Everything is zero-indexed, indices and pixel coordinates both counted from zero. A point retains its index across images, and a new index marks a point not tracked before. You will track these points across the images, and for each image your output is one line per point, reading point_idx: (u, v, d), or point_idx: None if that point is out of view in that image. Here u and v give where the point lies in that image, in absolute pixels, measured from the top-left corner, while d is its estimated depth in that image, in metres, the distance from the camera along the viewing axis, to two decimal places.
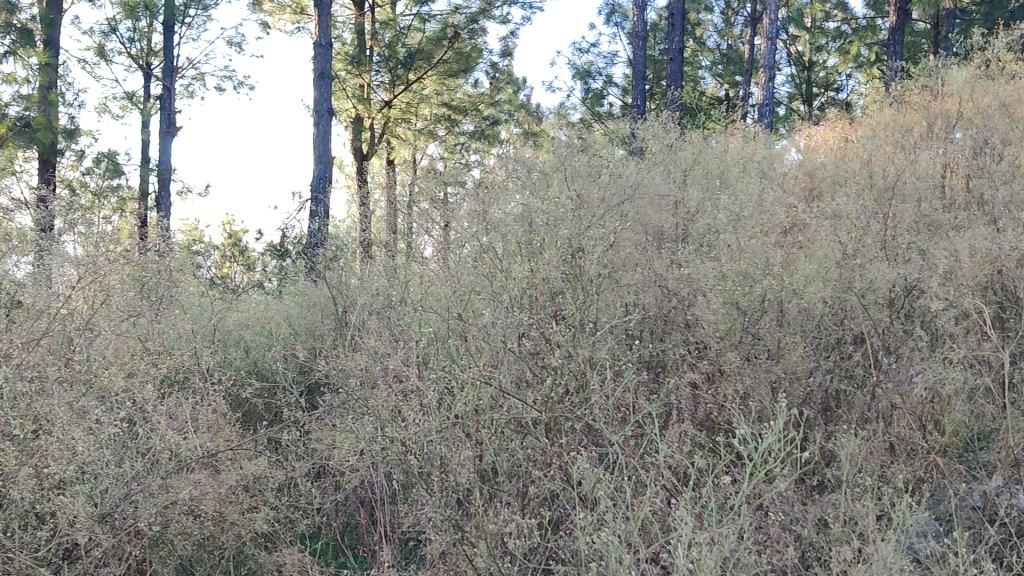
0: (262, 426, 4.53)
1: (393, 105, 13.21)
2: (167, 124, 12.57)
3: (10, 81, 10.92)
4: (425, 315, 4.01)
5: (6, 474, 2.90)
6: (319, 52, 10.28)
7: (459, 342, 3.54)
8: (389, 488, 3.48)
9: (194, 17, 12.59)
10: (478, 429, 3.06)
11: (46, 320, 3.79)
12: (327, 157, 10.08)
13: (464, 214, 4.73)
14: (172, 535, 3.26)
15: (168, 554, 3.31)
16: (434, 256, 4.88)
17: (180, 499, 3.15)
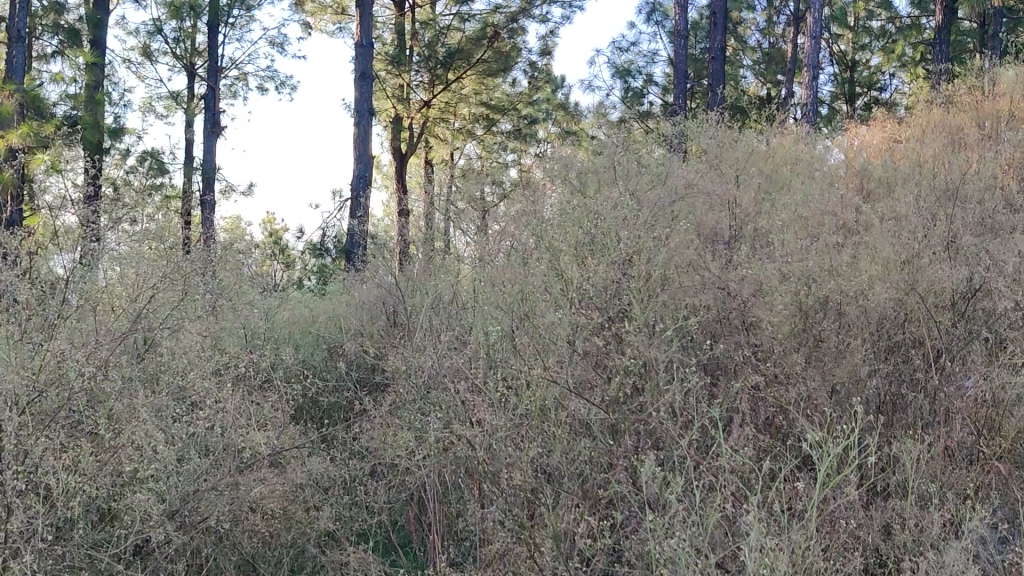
0: (314, 425, 4.59)
1: (432, 106, 13.22)
2: (211, 123, 12.70)
3: (58, 81, 11.12)
4: (481, 315, 4.03)
5: (83, 470, 2.95)
6: (361, 53, 10.32)
7: (517, 341, 3.54)
8: (442, 488, 3.49)
9: (238, 17, 12.71)
10: (541, 429, 3.07)
11: (107, 317, 3.86)
12: (368, 157, 10.14)
13: (512, 216, 4.75)
14: (239, 534, 3.31)
15: (233, 554, 3.34)
16: (479, 256, 4.90)
17: (249, 496, 3.20)
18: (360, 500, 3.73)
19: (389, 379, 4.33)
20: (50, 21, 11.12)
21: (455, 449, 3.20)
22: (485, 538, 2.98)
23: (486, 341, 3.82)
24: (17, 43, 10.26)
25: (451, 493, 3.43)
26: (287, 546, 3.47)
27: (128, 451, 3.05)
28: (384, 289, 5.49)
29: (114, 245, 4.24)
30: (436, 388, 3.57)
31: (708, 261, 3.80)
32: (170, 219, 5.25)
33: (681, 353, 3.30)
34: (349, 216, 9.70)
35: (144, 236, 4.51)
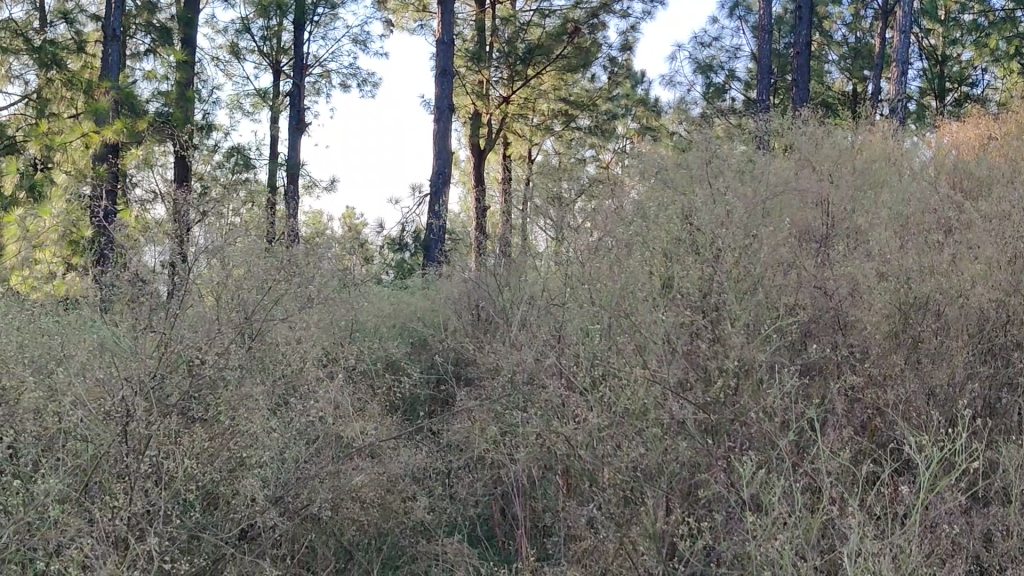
0: (400, 418, 4.66)
1: (511, 101, 13.37)
2: (296, 120, 12.93)
3: (151, 78, 11.44)
4: (570, 313, 4.06)
5: (195, 455, 3.03)
6: (442, 49, 10.39)
7: (610, 339, 3.55)
8: (530, 484, 3.52)
9: (322, 15, 12.91)
10: (637, 427, 3.09)
11: (204, 308, 3.97)
12: (447, 153, 10.19)
13: (597, 212, 4.76)
14: (340, 521, 3.36)
15: (333, 541, 3.39)
16: (562, 253, 4.92)
17: (349, 484, 3.27)
18: (449, 494, 3.77)
19: (487, 372, 4.38)
20: (143, 20, 11.37)
21: (553, 444, 3.24)
22: (581, 533, 3.01)
23: (576, 339, 3.85)
24: (113, 42, 10.63)
25: (540, 489, 3.46)
26: (383, 535, 3.52)
27: (240, 436, 3.16)
28: (471, 283, 5.54)
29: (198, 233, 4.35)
30: (539, 384, 3.65)
31: (804, 263, 3.75)
32: (255, 212, 5.36)
33: (778, 353, 3.27)
34: (429, 213, 9.84)
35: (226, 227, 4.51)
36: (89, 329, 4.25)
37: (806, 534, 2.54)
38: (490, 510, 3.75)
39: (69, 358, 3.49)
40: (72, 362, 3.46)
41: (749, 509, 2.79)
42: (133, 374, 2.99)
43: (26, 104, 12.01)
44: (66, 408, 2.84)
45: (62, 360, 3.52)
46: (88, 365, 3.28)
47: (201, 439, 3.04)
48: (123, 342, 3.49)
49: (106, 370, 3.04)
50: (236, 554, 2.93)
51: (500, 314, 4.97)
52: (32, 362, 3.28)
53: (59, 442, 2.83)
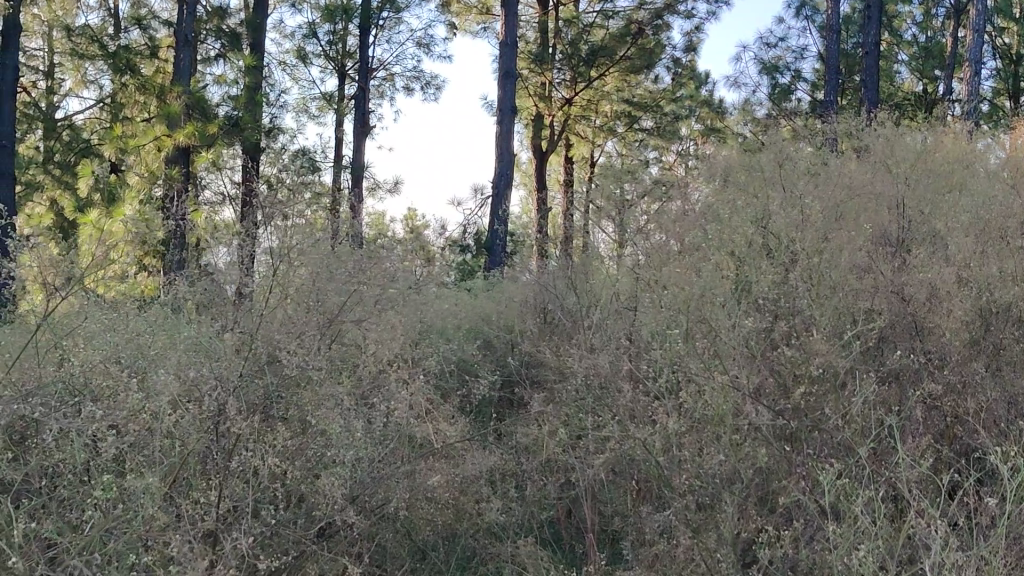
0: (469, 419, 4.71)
1: (574, 103, 13.42)
2: (361, 123, 13.08)
3: (221, 82, 11.67)
4: (642, 317, 4.07)
5: (278, 454, 3.10)
6: (506, 51, 10.41)
7: (682, 341, 3.54)
8: (601, 488, 3.52)
9: (388, 19, 13.04)
10: (714, 432, 3.09)
11: (281, 309, 4.05)
12: (510, 155, 10.21)
13: (664, 213, 4.76)
14: (414, 520, 3.43)
15: (408, 541, 3.43)
16: (629, 256, 4.93)
17: (424, 485, 3.31)
18: (520, 496, 3.79)
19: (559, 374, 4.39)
20: (214, 25, 11.60)
21: (627, 447, 3.25)
22: (657, 536, 3.03)
23: (649, 343, 3.86)
24: (185, 47, 10.89)
25: (612, 493, 3.46)
26: (457, 535, 3.55)
27: (320, 435, 3.23)
28: (537, 285, 5.57)
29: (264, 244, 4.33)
30: (611, 387, 3.66)
31: (881, 270, 3.71)
32: (323, 214, 5.45)
33: (854, 359, 3.25)
34: (492, 214, 9.89)
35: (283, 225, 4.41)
36: (169, 327, 4.37)
37: (886, 544, 2.52)
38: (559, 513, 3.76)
39: (153, 356, 3.59)
40: (155, 360, 3.56)
41: (829, 519, 2.78)
42: (219, 374, 3.07)
43: (102, 108, 12.36)
44: (159, 406, 2.92)
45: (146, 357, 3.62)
46: (172, 361, 3.38)
47: (284, 438, 3.11)
48: (203, 342, 3.57)
49: (193, 368, 3.12)
50: (315, 551, 2.98)
51: (567, 317, 4.99)
52: (120, 358, 3.38)
53: (151, 438, 2.91)
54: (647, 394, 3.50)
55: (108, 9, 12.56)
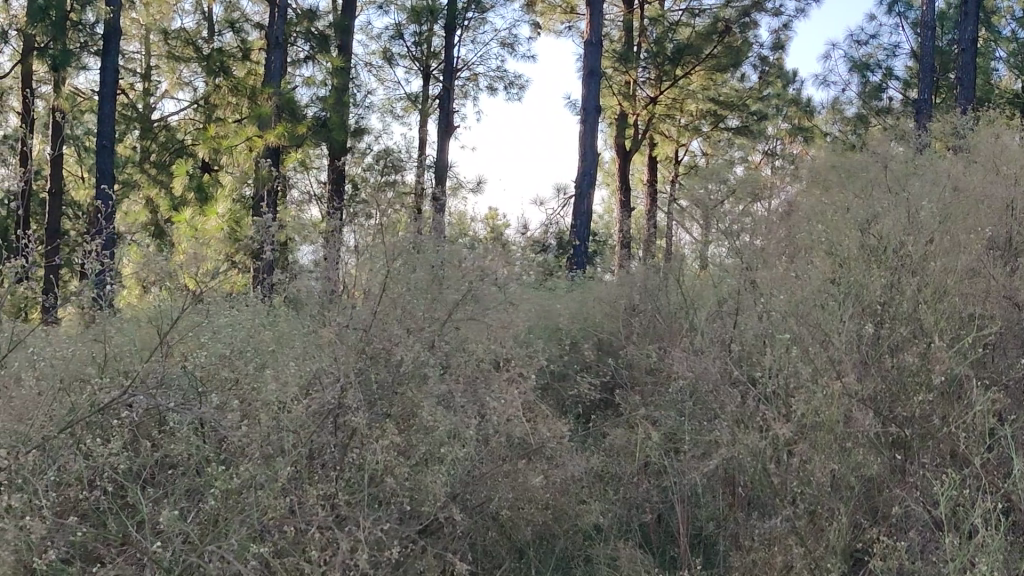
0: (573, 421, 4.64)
1: (659, 101, 13.27)
2: (445, 123, 13.18)
3: (310, 84, 11.88)
4: (746, 322, 4.08)
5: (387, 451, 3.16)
6: (590, 50, 10.35)
7: (788, 346, 3.53)
8: (705, 492, 3.54)
9: (473, 19, 13.12)
10: (825, 438, 3.12)
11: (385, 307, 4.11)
12: (593, 154, 10.18)
13: (761, 219, 4.73)
14: (514, 521, 3.46)
15: (507, 540, 3.47)
16: (727, 260, 4.92)
17: (526, 484, 3.36)
18: (619, 500, 3.79)
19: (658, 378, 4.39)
20: (304, 27, 11.83)
21: (732, 452, 3.27)
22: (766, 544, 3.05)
23: (754, 347, 3.89)
24: (276, 49, 11.16)
25: (718, 498, 3.47)
26: (557, 535, 3.59)
27: (427, 431, 3.30)
28: (626, 286, 5.57)
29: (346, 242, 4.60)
30: (716, 390, 3.69)
31: (996, 282, 3.62)
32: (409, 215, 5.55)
33: (969, 368, 3.24)
34: (575, 215, 9.90)
35: (382, 230, 4.53)
36: (273, 326, 4.47)
37: (1007, 560, 2.51)
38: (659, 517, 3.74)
39: (265, 354, 3.71)
40: (266, 357, 3.69)
41: (946, 533, 2.75)
42: (338, 368, 3.19)
43: (195, 109, 12.71)
44: (280, 399, 3.06)
45: (257, 354, 3.74)
46: (284, 358, 3.50)
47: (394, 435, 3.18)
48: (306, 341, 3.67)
49: (313, 361, 3.25)
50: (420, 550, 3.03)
51: (661, 321, 4.97)
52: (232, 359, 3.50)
53: (273, 430, 3.04)
54: (754, 401, 3.50)
55: (203, 13, 12.90)
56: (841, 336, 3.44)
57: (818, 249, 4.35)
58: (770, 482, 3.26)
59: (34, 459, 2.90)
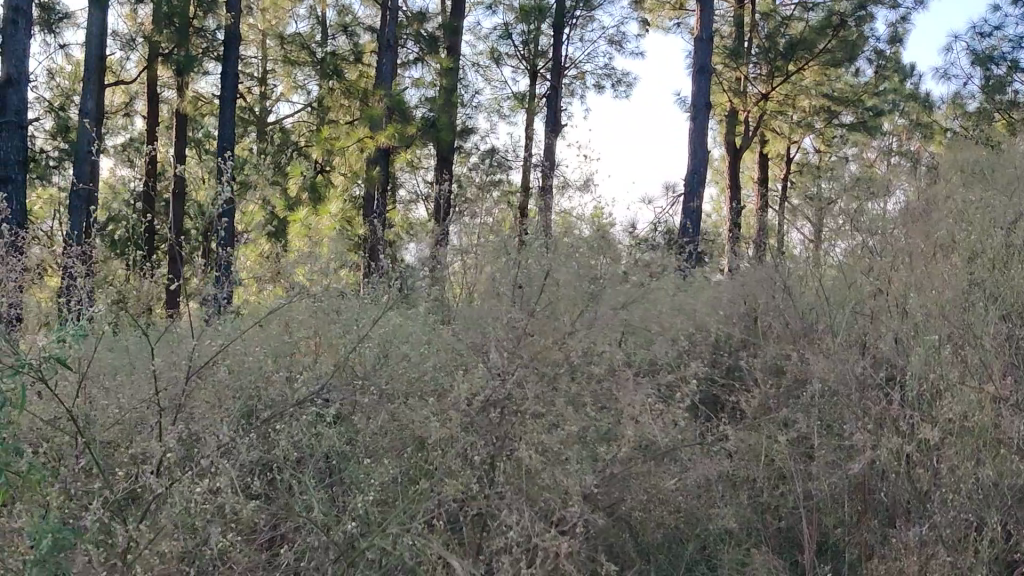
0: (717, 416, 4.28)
1: (770, 97, 12.97)
2: (553, 122, 13.18)
3: (419, 85, 12.06)
4: (881, 325, 4.17)
5: (549, 453, 3.11)
6: (700, 46, 10.18)
7: (931, 348, 3.57)
8: (842, 498, 3.50)
9: (580, 18, 13.10)
10: (975, 445, 3.25)
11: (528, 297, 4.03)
12: (703, 152, 10.04)
13: (891, 221, 4.64)
14: (642, 523, 3.41)
15: (638, 539, 3.42)
16: (852, 263, 4.89)
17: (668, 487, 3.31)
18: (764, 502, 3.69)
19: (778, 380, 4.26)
20: (414, 30, 12.05)
21: (876, 454, 3.30)
22: (908, 551, 3.08)
23: (894, 350, 3.88)
24: (387, 51, 11.34)
25: (854, 504, 3.46)
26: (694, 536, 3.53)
27: (562, 423, 3.23)
28: (738, 287, 5.54)
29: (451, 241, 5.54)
30: (847, 393, 3.69)
31: None
32: (512, 215, 5.67)
33: None
34: (684, 214, 9.80)
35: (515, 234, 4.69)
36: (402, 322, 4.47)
37: None
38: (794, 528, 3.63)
39: (397, 354, 3.77)
40: (402, 356, 3.78)
41: None
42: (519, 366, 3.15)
43: (310, 112, 13.07)
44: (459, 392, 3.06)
45: (399, 355, 3.80)
46: (430, 364, 3.58)
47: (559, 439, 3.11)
48: (456, 340, 3.71)
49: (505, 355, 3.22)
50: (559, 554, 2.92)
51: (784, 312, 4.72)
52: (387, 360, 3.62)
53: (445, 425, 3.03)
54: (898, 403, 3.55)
55: (317, 17, 13.24)
56: (990, 340, 3.50)
57: (951, 252, 4.25)
58: (913, 488, 3.28)
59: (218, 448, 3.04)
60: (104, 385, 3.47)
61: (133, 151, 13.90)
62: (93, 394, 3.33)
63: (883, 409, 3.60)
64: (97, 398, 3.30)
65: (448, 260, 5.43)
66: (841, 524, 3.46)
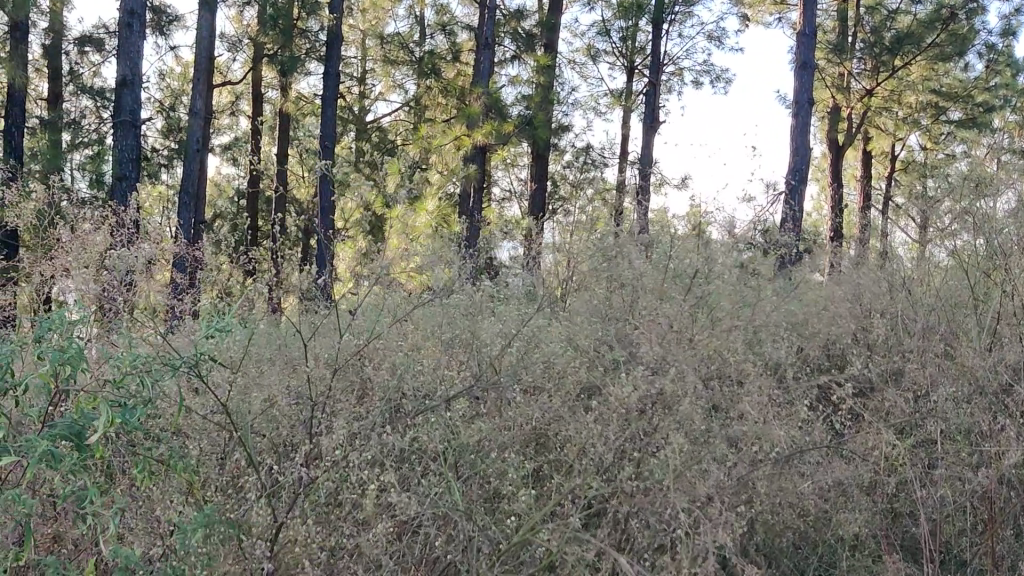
0: (834, 412, 4.07)
1: (875, 94, 12.66)
2: (651, 119, 13.09)
3: (517, 83, 12.13)
4: (1002, 331, 4.10)
5: (701, 456, 2.98)
6: (803, 41, 9.97)
7: None
8: (975, 508, 3.42)
9: (679, 14, 12.97)
10: None
11: (641, 293, 4.00)
12: (806, 150, 9.85)
13: (1007, 219, 4.54)
14: (776, 528, 3.27)
15: (773, 543, 3.30)
16: (965, 264, 4.82)
17: (810, 491, 3.19)
18: (901, 510, 3.52)
19: (881, 375, 4.17)
20: (511, 28, 12.18)
21: (1012, 462, 3.25)
22: None
23: (1015, 359, 3.81)
24: (485, 50, 11.37)
25: (985, 515, 3.38)
26: (827, 543, 3.38)
27: (708, 428, 3.15)
28: (837, 287, 5.46)
29: (545, 240, 5.65)
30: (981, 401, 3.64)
31: None
32: (607, 212, 5.69)
33: None
34: (784, 212, 9.67)
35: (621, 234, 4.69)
36: (510, 314, 4.54)
37: None
38: (914, 540, 3.48)
39: (526, 347, 3.77)
40: (528, 348, 3.76)
41: None
42: (680, 363, 3.04)
43: (407, 111, 13.28)
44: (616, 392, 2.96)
45: (528, 348, 3.77)
46: (565, 359, 3.56)
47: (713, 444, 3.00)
48: (578, 339, 3.71)
49: (674, 357, 3.09)
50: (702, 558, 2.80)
51: (897, 313, 4.60)
52: (518, 353, 3.60)
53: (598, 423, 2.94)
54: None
55: (415, 17, 13.40)
56: None
57: None
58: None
59: (362, 440, 3.03)
60: (254, 380, 3.50)
61: (238, 150, 14.28)
62: (241, 387, 3.37)
63: (1011, 418, 3.53)
64: (243, 393, 3.35)
65: (547, 257, 5.49)
66: (964, 531, 3.44)
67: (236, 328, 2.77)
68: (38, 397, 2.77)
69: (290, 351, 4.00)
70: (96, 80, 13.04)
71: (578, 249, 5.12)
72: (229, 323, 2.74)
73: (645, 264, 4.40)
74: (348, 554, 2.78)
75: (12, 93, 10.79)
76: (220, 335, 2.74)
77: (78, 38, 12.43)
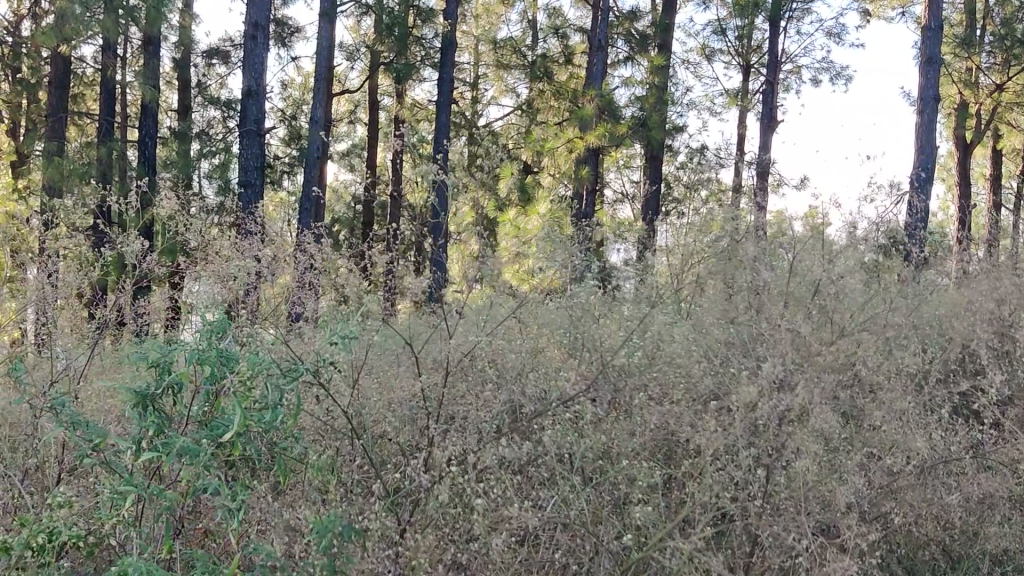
0: (970, 420, 3.90)
1: (1005, 89, 12.17)
2: (768, 118, 12.84)
3: (630, 84, 12.07)
4: None
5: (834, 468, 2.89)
6: (928, 36, 9.65)
7: None
8: None
9: (797, 10, 12.70)
10: None
11: (767, 297, 3.92)
12: (932, 148, 9.50)
13: None
14: (912, 542, 3.15)
15: (908, 557, 3.17)
16: None
17: (949, 505, 3.05)
18: None
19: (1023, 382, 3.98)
20: (624, 30, 12.14)
21: None
22: None
23: None
24: (598, 52, 11.35)
25: None
26: (968, 560, 3.23)
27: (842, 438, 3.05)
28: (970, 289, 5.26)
29: (659, 242, 5.62)
30: None
31: None
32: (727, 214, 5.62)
33: None
34: (908, 211, 9.35)
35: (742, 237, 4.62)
36: (629, 318, 4.50)
37: None
38: None
39: (650, 352, 3.74)
40: (652, 353, 3.73)
41: None
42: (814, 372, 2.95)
43: (520, 115, 13.37)
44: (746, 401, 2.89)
45: (652, 353, 3.73)
46: (691, 364, 3.51)
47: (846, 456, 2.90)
48: (704, 345, 3.66)
49: (808, 363, 3.00)
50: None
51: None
52: (642, 358, 3.57)
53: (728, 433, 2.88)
54: None
55: (528, 21, 13.49)
56: None
57: None
58: None
59: (488, 445, 3.04)
60: (382, 382, 3.56)
61: (354, 157, 14.63)
62: (370, 389, 3.44)
63: None
64: (372, 395, 3.41)
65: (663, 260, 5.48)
66: None
67: (361, 334, 2.75)
68: (189, 395, 2.94)
69: (413, 354, 4.06)
70: (222, 92, 13.56)
71: (698, 252, 5.07)
72: (353, 330, 2.73)
73: (769, 268, 4.30)
74: (473, 562, 2.80)
75: (146, 105, 11.27)
76: (345, 341, 2.74)
77: (205, 50, 12.93)
